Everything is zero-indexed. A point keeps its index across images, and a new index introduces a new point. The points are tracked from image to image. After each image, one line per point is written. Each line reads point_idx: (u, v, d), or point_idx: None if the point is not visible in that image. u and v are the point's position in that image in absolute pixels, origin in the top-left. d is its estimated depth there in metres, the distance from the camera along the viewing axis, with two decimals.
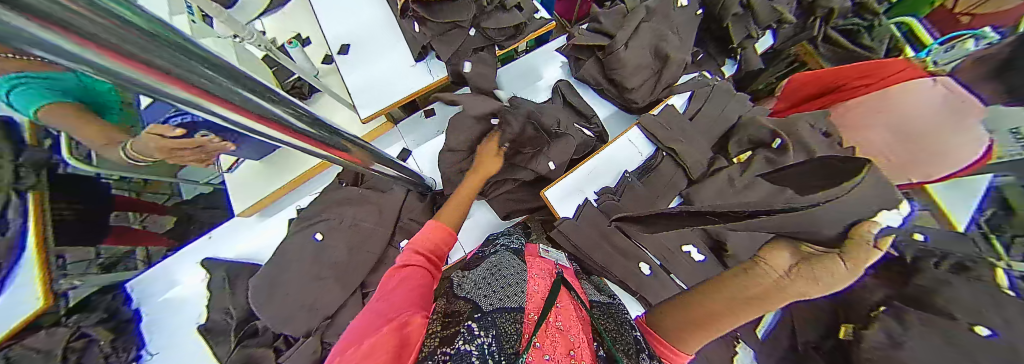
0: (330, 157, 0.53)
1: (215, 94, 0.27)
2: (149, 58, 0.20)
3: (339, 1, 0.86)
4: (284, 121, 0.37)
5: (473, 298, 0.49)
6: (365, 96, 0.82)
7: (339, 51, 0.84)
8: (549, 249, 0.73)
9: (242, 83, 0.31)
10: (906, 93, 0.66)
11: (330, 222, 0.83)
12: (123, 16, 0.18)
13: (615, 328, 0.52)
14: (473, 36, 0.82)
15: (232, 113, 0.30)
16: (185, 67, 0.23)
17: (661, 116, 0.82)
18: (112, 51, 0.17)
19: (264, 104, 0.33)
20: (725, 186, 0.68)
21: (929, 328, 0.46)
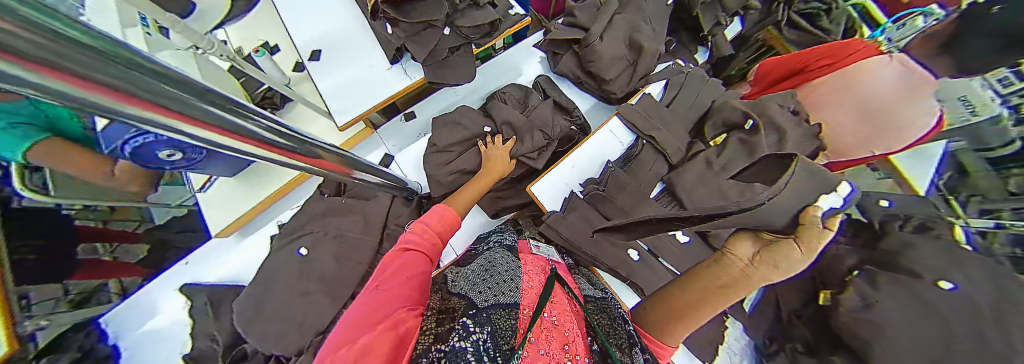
0: (306, 168, 0.51)
1: (177, 110, 0.25)
2: (98, 77, 0.18)
3: (306, 6, 0.83)
4: (251, 133, 0.35)
5: (467, 294, 0.48)
6: (341, 102, 0.80)
7: (310, 57, 0.81)
8: (540, 246, 0.73)
9: (204, 97, 0.29)
10: (869, 70, 0.68)
11: (315, 235, 0.80)
12: (65, 33, 0.17)
13: (609, 322, 0.50)
14: (447, 35, 0.80)
15: (193, 129, 0.28)
16: (142, 84, 0.22)
17: (639, 105, 0.84)
18: (64, 74, 0.16)
19: (230, 117, 0.32)
20: (704, 169, 0.70)
21: (900, 290, 0.49)
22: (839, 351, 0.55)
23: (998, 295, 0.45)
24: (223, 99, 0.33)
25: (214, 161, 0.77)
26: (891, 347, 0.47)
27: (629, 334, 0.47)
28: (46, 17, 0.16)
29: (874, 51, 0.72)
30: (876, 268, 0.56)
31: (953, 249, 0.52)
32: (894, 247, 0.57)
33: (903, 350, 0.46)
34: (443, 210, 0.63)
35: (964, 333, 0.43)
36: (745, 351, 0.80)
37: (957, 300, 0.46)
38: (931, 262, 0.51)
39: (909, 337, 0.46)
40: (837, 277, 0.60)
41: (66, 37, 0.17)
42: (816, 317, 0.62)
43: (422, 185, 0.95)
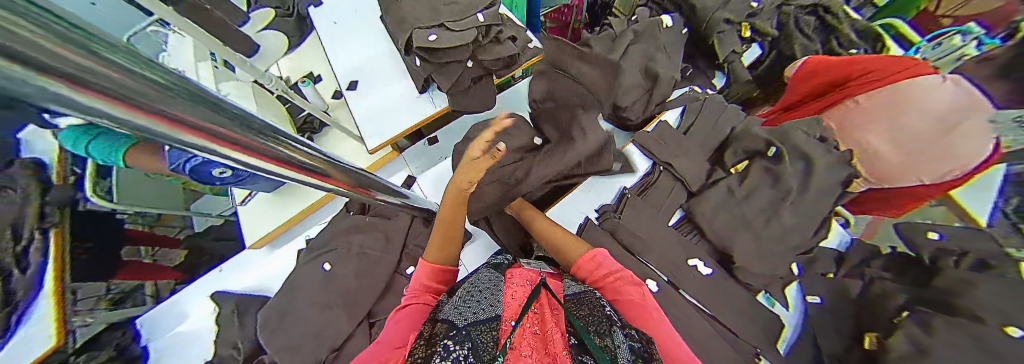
0: (334, 190, 0.55)
1: (226, 135, 0.29)
2: (161, 108, 0.21)
3: (350, 41, 0.94)
4: (286, 158, 0.39)
5: (450, 314, 0.50)
6: (371, 128, 0.87)
7: (348, 87, 0.90)
8: (532, 262, 0.69)
9: (254, 128, 0.33)
10: (918, 92, 0.67)
11: (339, 251, 0.84)
12: (141, 72, 0.20)
13: (588, 315, 0.48)
14: (470, 67, 0.82)
15: (236, 153, 0.32)
16: (200, 113, 0.25)
17: (655, 131, 0.83)
18: (125, 102, 0.18)
19: (272, 144, 0.36)
20: (726, 196, 0.72)
21: (954, 330, 0.51)
22: None
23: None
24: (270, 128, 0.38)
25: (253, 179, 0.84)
26: None
27: (607, 315, 0.48)
28: (131, 59, 0.20)
29: (931, 68, 0.71)
30: (931, 310, 0.56)
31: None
32: (949, 284, 0.57)
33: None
34: (437, 269, 0.64)
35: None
36: None
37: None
38: (992, 309, 0.51)
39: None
40: (886, 317, 0.60)
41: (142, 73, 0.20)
42: (863, 360, 0.59)
43: None
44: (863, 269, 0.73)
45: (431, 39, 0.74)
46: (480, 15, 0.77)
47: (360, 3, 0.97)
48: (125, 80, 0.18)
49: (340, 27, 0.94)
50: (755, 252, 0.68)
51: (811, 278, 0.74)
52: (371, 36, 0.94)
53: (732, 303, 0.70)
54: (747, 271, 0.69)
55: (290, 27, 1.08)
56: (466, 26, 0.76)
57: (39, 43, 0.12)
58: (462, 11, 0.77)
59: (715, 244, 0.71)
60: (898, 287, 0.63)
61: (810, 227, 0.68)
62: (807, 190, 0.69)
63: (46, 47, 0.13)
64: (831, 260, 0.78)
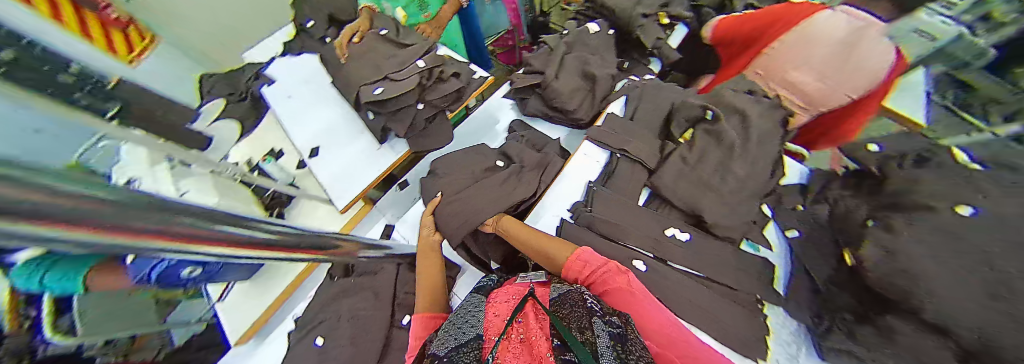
0: (309, 259, 0.57)
1: (197, 234, 0.32)
2: (132, 223, 0.25)
3: (305, 112, 0.97)
4: (254, 240, 0.42)
5: (434, 346, 0.48)
6: (338, 188, 0.88)
7: (310, 154, 0.92)
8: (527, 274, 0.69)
9: (217, 222, 0.37)
10: (815, 27, 0.89)
11: (329, 322, 0.82)
12: (106, 199, 0.24)
13: (572, 315, 0.47)
14: (422, 108, 0.88)
15: (207, 247, 0.35)
16: (169, 220, 0.29)
17: (606, 125, 0.89)
18: (104, 228, 0.22)
19: (237, 232, 0.40)
20: (682, 165, 0.76)
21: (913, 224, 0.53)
22: (888, 312, 0.54)
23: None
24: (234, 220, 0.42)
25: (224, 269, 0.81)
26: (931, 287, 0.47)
27: (589, 308, 0.47)
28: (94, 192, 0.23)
29: (817, 8, 0.93)
30: (890, 212, 0.58)
31: (962, 173, 0.55)
32: (899, 185, 0.61)
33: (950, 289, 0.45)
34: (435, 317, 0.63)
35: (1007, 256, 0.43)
36: (801, 338, 0.68)
37: (981, 226, 0.47)
38: (940, 196, 0.54)
39: (946, 273, 0.46)
40: (855, 229, 0.62)
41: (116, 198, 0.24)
42: (854, 280, 0.60)
43: None
44: (826, 194, 0.76)
45: (377, 93, 0.79)
46: (421, 61, 0.85)
47: (311, 74, 1.03)
48: (99, 208, 0.22)
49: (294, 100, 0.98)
50: (721, 208, 0.71)
51: (783, 215, 0.80)
52: (326, 103, 0.98)
53: (718, 260, 0.72)
54: (723, 227, 0.72)
55: (246, 111, 1.13)
56: (407, 74, 0.82)
57: (32, 199, 0.16)
58: (401, 64, 0.84)
59: (685, 210, 0.74)
60: (858, 201, 0.66)
61: (762, 169, 0.73)
62: (748, 138, 0.74)
63: (36, 201, 0.16)
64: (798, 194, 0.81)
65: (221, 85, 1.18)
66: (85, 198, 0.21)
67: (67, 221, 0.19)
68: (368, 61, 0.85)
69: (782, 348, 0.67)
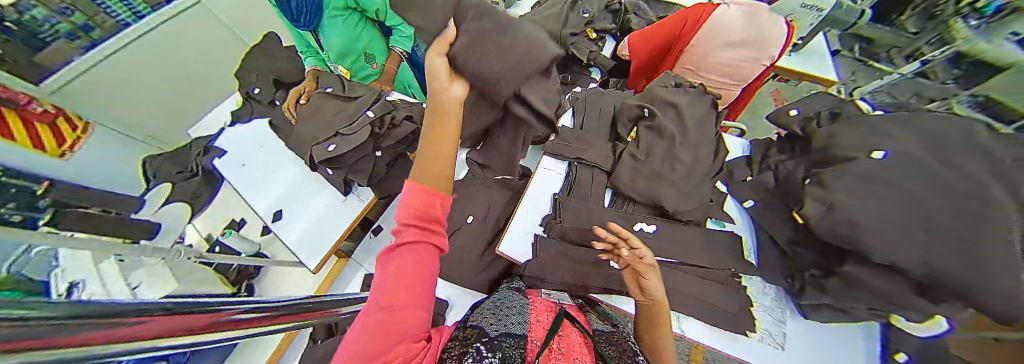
0: (283, 328, 0.55)
1: (142, 332, 0.30)
2: (96, 329, 0.25)
3: (262, 176, 0.94)
4: (217, 322, 0.41)
5: (478, 324, 0.50)
6: (308, 249, 0.86)
7: (273, 218, 0.89)
8: (552, 292, 0.72)
9: (165, 315, 0.34)
10: (717, 23, 1.00)
11: None
12: (64, 312, 0.24)
13: (620, 356, 0.45)
14: (380, 156, 0.90)
15: (172, 340, 0.34)
16: (108, 326, 0.26)
17: (558, 137, 0.92)
18: (73, 337, 0.22)
19: (203, 318, 0.39)
20: (633, 162, 0.79)
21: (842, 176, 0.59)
22: (845, 260, 0.58)
23: (922, 145, 0.54)
24: (182, 310, 0.38)
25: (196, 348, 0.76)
26: (875, 232, 0.52)
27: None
28: (51, 307, 0.23)
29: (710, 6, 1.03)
30: (822, 168, 0.65)
31: (867, 123, 0.64)
32: (822, 143, 0.69)
33: (893, 234, 0.51)
34: (430, 193, 0.51)
35: (930, 193, 0.50)
36: (783, 301, 0.71)
37: (891, 168, 0.55)
38: (858, 148, 0.62)
39: (887, 221, 0.52)
40: (797, 188, 0.68)
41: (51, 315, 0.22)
42: (810, 237, 0.65)
43: None
44: (766, 162, 0.83)
45: (330, 150, 0.79)
46: (370, 112, 0.84)
47: (263, 138, 1.00)
48: (62, 322, 0.22)
49: (249, 167, 0.95)
50: (677, 194, 0.75)
51: (738, 188, 0.83)
52: (279, 165, 0.96)
53: (689, 242, 0.74)
54: (685, 211, 0.75)
55: (200, 187, 1.09)
56: (358, 127, 0.81)
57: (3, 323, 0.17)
58: (352, 116, 0.84)
59: (647, 201, 0.77)
60: (795, 163, 0.73)
61: (705, 152, 0.80)
62: (686, 128, 0.81)
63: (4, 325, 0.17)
64: (743, 166, 0.88)
65: (171, 168, 1.15)
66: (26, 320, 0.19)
67: (18, 338, 0.18)
68: (318, 119, 0.86)
69: (766, 314, 0.69)
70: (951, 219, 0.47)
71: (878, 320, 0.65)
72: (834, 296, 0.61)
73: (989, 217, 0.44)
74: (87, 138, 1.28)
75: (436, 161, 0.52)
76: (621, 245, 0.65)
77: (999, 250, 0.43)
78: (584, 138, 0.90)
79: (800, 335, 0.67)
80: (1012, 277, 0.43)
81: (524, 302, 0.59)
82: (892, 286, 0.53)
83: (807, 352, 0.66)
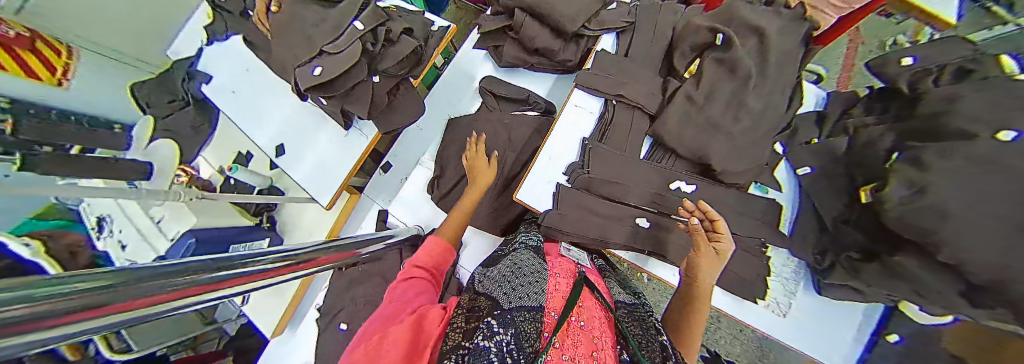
0: (313, 271, 0.55)
1: (170, 292, 0.27)
2: (116, 298, 0.22)
3: (248, 98, 0.81)
4: (248, 272, 0.39)
5: (493, 296, 0.54)
6: (318, 184, 0.82)
7: (277, 152, 0.82)
8: (572, 249, 0.78)
9: (197, 272, 0.31)
10: None
11: (349, 309, 0.86)
12: (81, 283, 0.20)
13: (642, 332, 0.55)
14: (379, 81, 0.74)
15: (202, 295, 0.31)
16: (133, 294, 0.23)
17: (596, 66, 0.74)
18: (73, 313, 0.19)
19: (239, 269, 0.37)
20: (686, 106, 0.65)
21: (950, 157, 0.48)
22: (898, 250, 0.54)
23: None
24: (220, 264, 0.35)
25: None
26: (959, 228, 0.46)
27: (663, 345, 0.51)
28: (64, 279, 0.20)
29: None
30: (922, 142, 0.53)
31: (1017, 83, 0.48)
32: (934, 107, 0.55)
33: (975, 230, 0.44)
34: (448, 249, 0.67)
35: None
36: (800, 275, 0.70)
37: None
38: (983, 116, 0.48)
39: (984, 216, 0.45)
40: (877, 164, 0.58)
41: (69, 293, 0.19)
42: (864, 217, 0.59)
43: (422, 227, 0.91)
44: (845, 123, 0.68)
45: (318, 74, 0.64)
46: (357, 23, 0.66)
47: (248, 59, 0.79)
48: (71, 297, 0.19)
49: (240, 94, 0.80)
50: (731, 153, 0.63)
51: (797, 152, 0.71)
52: (260, 82, 0.80)
53: (724, 207, 0.68)
54: (731, 173, 0.65)
55: (195, 118, 0.92)
56: (345, 44, 0.65)
57: None
58: (335, 29, 0.65)
59: (691, 157, 0.66)
60: (884, 128, 0.60)
61: (780, 101, 0.63)
62: (766, 67, 0.63)
63: None
64: (811, 126, 0.73)
65: (160, 96, 0.90)
66: (24, 313, 0.15)
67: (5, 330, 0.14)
68: (291, 25, 0.65)
69: (780, 285, 0.70)
70: None
71: (887, 305, 0.65)
72: (863, 280, 0.59)
73: None
74: (79, 66, 0.77)
75: (457, 220, 0.73)
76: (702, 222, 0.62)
77: None
78: (627, 70, 0.72)
79: (805, 307, 0.69)
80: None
81: (542, 268, 0.64)
82: (940, 282, 0.51)
83: (805, 321, 0.70)
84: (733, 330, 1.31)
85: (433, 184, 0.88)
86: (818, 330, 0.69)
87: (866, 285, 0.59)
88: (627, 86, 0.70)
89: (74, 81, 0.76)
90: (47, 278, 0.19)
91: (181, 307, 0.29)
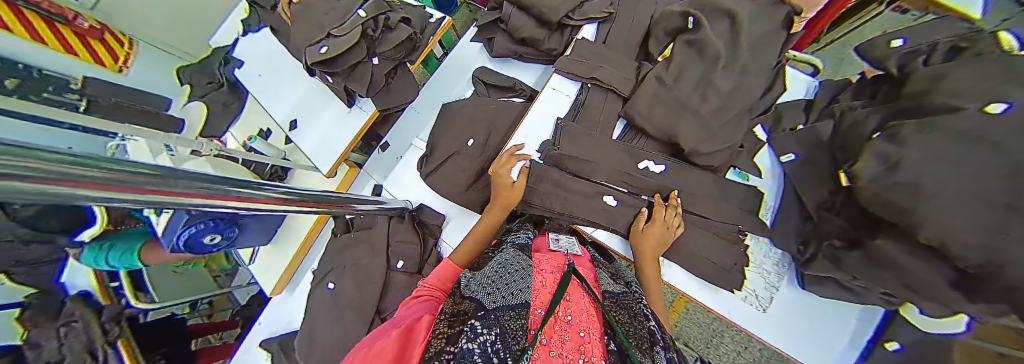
0: (307, 211, 0.62)
1: (155, 188, 0.30)
2: (137, 182, 0.28)
3: (272, 81, 0.93)
4: (239, 193, 0.44)
5: (476, 297, 0.52)
6: (320, 155, 0.90)
7: (290, 127, 0.92)
8: (560, 240, 0.75)
9: (186, 181, 0.35)
10: None
11: (337, 271, 0.92)
12: (114, 166, 0.26)
13: (630, 319, 0.51)
14: (378, 63, 0.83)
15: (206, 200, 0.38)
16: (119, 177, 0.26)
17: (575, 52, 0.77)
18: (108, 184, 0.25)
19: (236, 193, 0.44)
20: (658, 86, 0.65)
21: (931, 131, 0.43)
22: (879, 233, 0.49)
23: None
24: (209, 182, 0.39)
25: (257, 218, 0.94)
26: (942, 206, 0.40)
27: (650, 332, 0.49)
28: (98, 160, 0.26)
29: None
30: (903, 120, 0.49)
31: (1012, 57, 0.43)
32: (921, 85, 0.50)
33: (958, 207, 0.39)
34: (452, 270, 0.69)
35: None
36: (784, 267, 0.66)
37: (1007, 121, 0.37)
38: (967, 89, 0.44)
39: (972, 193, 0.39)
40: (857, 145, 0.53)
41: (81, 165, 0.23)
42: (848, 201, 0.54)
43: (410, 201, 0.98)
44: (832, 108, 0.65)
45: (322, 53, 0.73)
46: (362, 11, 0.75)
47: (274, 46, 0.93)
48: (103, 174, 0.25)
49: (264, 78, 0.93)
50: (701, 132, 0.62)
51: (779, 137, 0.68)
52: (281, 63, 0.93)
53: (695, 188, 0.66)
54: (702, 153, 0.64)
55: (227, 97, 1.02)
56: (349, 29, 0.74)
57: (28, 164, 0.18)
58: (343, 16, 0.75)
59: (660, 137, 0.66)
60: (869, 110, 0.56)
61: (754, 83, 0.61)
62: (739, 49, 0.62)
63: (31, 164, 0.18)
64: (798, 110, 0.71)
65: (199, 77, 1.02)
66: (69, 171, 0.21)
67: (58, 178, 0.20)
68: (309, 14, 0.77)
69: (758, 277, 0.67)
70: None
71: (885, 307, 0.58)
72: (847, 272, 0.54)
73: None
74: (136, 56, 0.97)
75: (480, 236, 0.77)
76: (659, 207, 0.64)
77: None
78: (603, 55, 0.75)
79: (787, 302, 0.66)
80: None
81: (528, 264, 0.61)
82: (929, 273, 0.45)
83: (787, 320, 0.66)
84: (738, 346, 1.21)
85: (425, 162, 0.94)
86: (800, 328, 0.65)
87: (851, 277, 0.54)
88: (600, 69, 0.73)
89: (132, 69, 0.95)
90: (72, 155, 0.23)
91: (162, 204, 0.32)
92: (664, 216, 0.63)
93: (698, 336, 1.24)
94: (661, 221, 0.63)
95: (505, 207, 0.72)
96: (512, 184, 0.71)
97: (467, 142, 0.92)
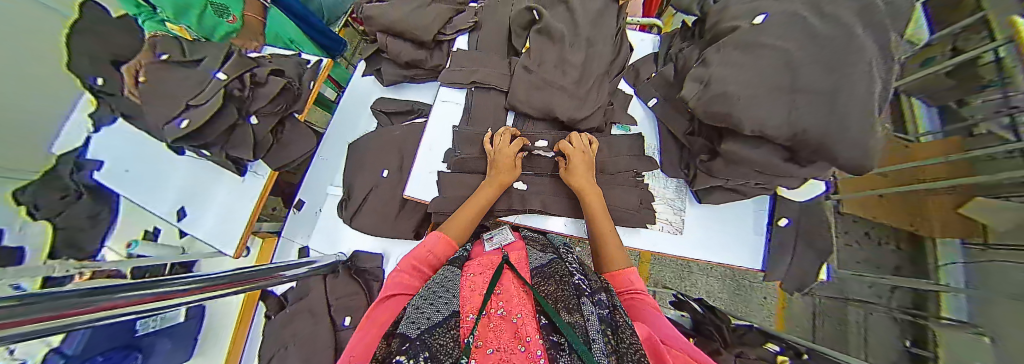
0: (216, 294, 0.52)
1: (31, 317, 0.23)
2: (14, 316, 0.21)
3: (141, 173, 0.82)
4: (126, 296, 0.35)
5: (399, 325, 0.45)
6: (222, 235, 0.82)
7: (177, 217, 0.82)
8: (493, 235, 0.75)
9: (40, 305, 0.25)
10: None
11: (280, 355, 0.82)
12: None
13: (557, 285, 0.54)
14: (258, 122, 0.79)
15: (94, 313, 0.30)
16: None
17: (453, 63, 0.81)
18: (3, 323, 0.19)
19: (128, 298, 0.35)
20: (526, 74, 0.70)
21: (726, 50, 0.53)
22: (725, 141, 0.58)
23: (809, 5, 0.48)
24: (73, 294, 0.29)
25: (166, 335, 0.84)
26: (748, 104, 0.48)
27: (576, 288, 0.52)
28: None
29: None
30: (710, 47, 0.59)
31: None
32: (716, 17, 0.62)
33: (757, 102, 0.47)
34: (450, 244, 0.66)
35: (800, 52, 0.46)
36: (682, 191, 0.75)
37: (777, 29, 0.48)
38: (741, 15, 0.55)
39: (762, 88, 0.47)
40: None
41: None
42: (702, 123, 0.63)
43: (342, 252, 0.92)
44: (671, 53, 0.76)
45: (184, 127, 0.66)
46: (220, 74, 0.70)
47: (137, 134, 0.84)
48: None
49: (134, 173, 0.82)
50: (574, 102, 0.68)
51: (643, 88, 0.77)
52: (150, 150, 0.84)
53: None
54: (582, 119, 0.70)
55: (91, 207, 0.90)
56: (209, 94, 0.68)
57: None
58: (200, 83, 0.69)
59: (544, 116, 0.71)
60: (693, 47, 0.66)
61: (601, 51, 0.70)
62: (579, 24, 0.70)
63: None
64: (649, 63, 0.81)
65: (47, 195, 0.89)
66: None
67: None
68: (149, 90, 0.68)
69: (666, 206, 0.74)
70: (814, 74, 0.44)
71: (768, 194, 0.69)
72: (720, 177, 0.62)
73: (845, 65, 0.42)
74: None
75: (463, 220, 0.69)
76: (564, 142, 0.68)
77: (859, 95, 0.41)
78: (477, 59, 0.79)
79: (695, 219, 0.73)
80: (862, 121, 0.41)
81: (457, 275, 0.59)
82: (768, 161, 0.53)
83: (701, 239, 0.73)
84: (703, 272, 1.33)
85: (347, 206, 0.90)
86: (717, 242, 0.72)
87: (725, 180, 0.63)
88: (477, 72, 0.77)
89: None
90: None
91: (43, 332, 0.25)
92: (573, 143, 0.67)
93: (670, 276, 1.35)
94: (578, 149, 0.66)
95: (500, 184, 0.67)
96: (515, 159, 0.68)
97: (383, 174, 0.90)
